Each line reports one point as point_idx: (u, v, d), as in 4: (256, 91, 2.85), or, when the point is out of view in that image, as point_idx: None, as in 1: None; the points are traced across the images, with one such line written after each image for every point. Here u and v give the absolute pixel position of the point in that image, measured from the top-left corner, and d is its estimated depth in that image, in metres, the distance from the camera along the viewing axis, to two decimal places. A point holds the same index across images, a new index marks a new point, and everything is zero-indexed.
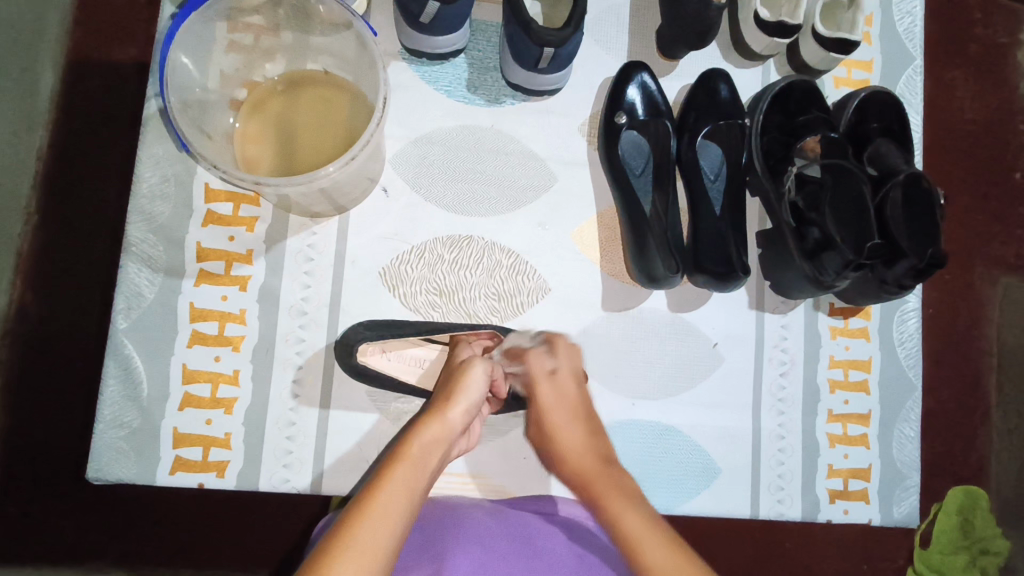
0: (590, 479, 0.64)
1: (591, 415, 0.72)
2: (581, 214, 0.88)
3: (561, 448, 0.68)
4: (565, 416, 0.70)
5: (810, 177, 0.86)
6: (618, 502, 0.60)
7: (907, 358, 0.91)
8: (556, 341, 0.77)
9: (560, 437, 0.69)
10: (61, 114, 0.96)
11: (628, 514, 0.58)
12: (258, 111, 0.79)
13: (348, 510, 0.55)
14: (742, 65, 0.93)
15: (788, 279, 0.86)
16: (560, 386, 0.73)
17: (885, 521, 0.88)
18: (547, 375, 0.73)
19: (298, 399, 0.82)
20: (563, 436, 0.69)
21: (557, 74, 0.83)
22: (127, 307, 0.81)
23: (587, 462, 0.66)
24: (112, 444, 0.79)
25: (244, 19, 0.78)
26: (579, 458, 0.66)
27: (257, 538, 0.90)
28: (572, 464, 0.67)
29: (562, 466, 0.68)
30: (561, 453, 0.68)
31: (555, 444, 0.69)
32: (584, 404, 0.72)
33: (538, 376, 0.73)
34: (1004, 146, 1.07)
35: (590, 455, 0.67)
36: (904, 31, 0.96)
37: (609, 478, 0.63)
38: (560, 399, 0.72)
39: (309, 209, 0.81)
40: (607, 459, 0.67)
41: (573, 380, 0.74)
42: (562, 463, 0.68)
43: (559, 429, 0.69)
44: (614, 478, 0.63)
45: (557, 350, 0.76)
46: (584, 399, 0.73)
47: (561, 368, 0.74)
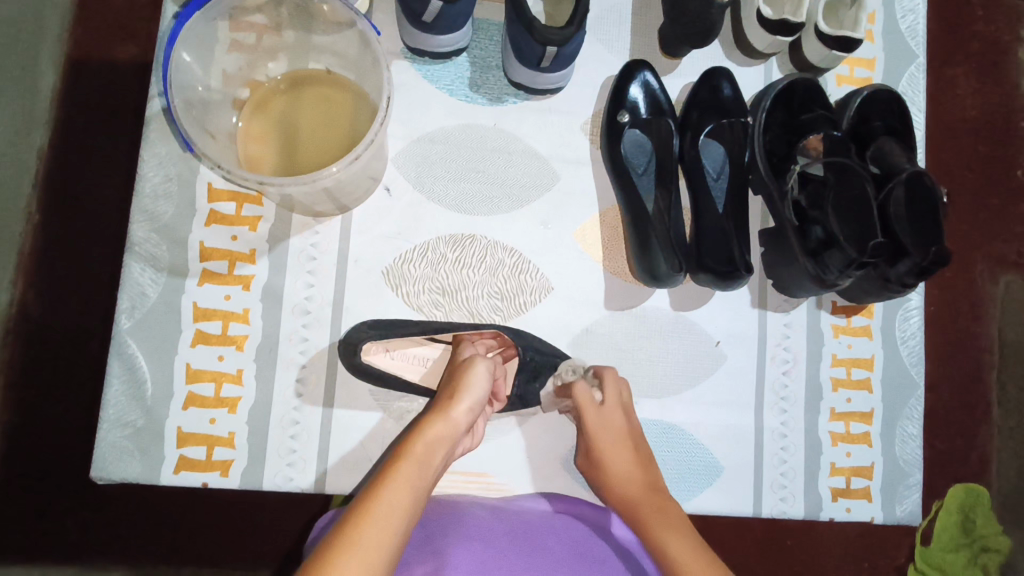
0: (640, 510, 0.71)
1: (639, 443, 0.77)
2: (584, 213, 0.88)
3: (608, 475, 0.74)
4: (614, 446, 0.75)
5: (813, 176, 0.85)
6: (666, 529, 0.68)
7: (910, 357, 0.91)
8: (603, 371, 0.79)
9: (609, 469, 0.74)
10: (63, 113, 0.96)
11: (677, 543, 0.66)
12: (263, 111, 0.79)
13: (352, 509, 0.55)
14: (744, 63, 0.93)
15: (790, 278, 0.86)
16: (608, 419, 0.75)
17: (887, 519, 0.88)
18: (595, 408, 0.75)
19: (302, 398, 0.82)
20: (612, 464, 0.74)
21: (560, 73, 0.83)
22: (130, 307, 0.81)
23: (638, 494, 0.72)
24: (116, 444, 0.79)
25: (247, 18, 0.78)
26: (630, 492, 0.73)
27: (260, 536, 0.90)
28: (620, 491, 0.73)
29: (612, 491, 0.74)
30: (609, 480, 0.74)
31: (604, 474, 0.74)
32: (631, 433, 0.76)
33: (585, 407, 0.75)
34: (1005, 143, 1.07)
35: (638, 484, 0.73)
36: (907, 29, 0.95)
37: (658, 511, 0.70)
38: (608, 430, 0.75)
39: (312, 208, 0.81)
40: (654, 486, 0.73)
41: (620, 411, 0.77)
42: (611, 490, 0.74)
43: (608, 457, 0.74)
44: (664, 509, 0.70)
45: (605, 382, 0.78)
46: (630, 427, 0.77)
47: (609, 400, 0.76)
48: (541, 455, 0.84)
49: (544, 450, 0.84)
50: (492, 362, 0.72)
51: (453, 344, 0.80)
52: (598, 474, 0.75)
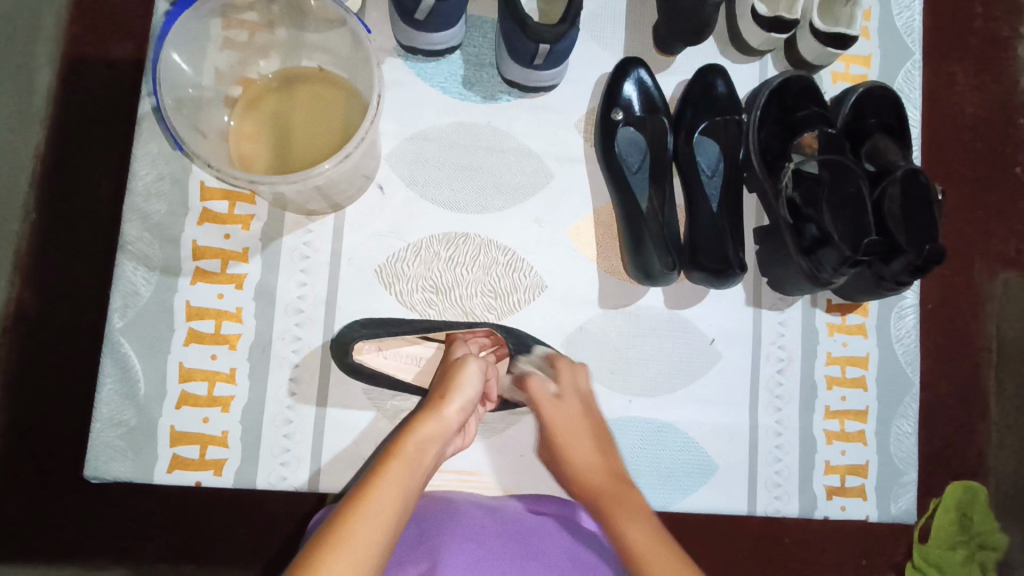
0: (599, 496, 0.67)
1: (599, 430, 0.74)
2: (577, 212, 0.88)
3: (569, 465, 0.71)
4: (573, 435, 0.73)
5: (808, 173, 0.85)
6: (627, 520, 0.63)
7: (905, 355, 0.91)
8: (559, 360, 0.78)
9: (569, 455, 0.72)
10: (57, 112, 0.95)
11: (635, 528, 0.62)
12: (252, 109, 0.78)
13: (342, 507, 0.55)
14: (739, 60, 0.92)
15: (786, 276, 0.86)
16: (564, 407, 0.74)
17: (881, 517, 0.88)
18: (549, 399, 0.74)
19: (295, 398, 0.82)
20: (571, 453, 0.72)
21: (553, 71, 0.83)
22: (123, 306, 0.81)
23: (597, 479, 0.69)
24: (110, 443, 0.79)
25: (239, 16, 0.77)
26: (590, 476, 0.69)
27: (256, 535, 0.90)
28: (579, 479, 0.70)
29: (573, 481, 0.71)
30: (568, 468, 0.71)
31: (565, 462, 0.72)
32: (591, 421, 0.74)
33: (540, 400, 0.74)
34: (1003, 140, 1.06)
35: (598, 469, 0.70)
36: (903, 26, 0.95)
37: (617, 495, 0.67)
38: (564, 420, 0.73)
39: (305, 207, 0.81)
40: (616, 472, 0.70)
41: (577, 398, 0.75)
42: (570, 479, 0.71)
43: (567, 445, 0.72)
44: (624, 493, 0.67)
45: (560, 371, 0.76)
46: (589, 415, 0.75)
47: (564, 392, 0.75)
48: (535, 453, 0.84)
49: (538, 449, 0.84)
50: (484, 361, 0.72)
51: (446, 343, 0.80)
52: (559, 464, 0.72)
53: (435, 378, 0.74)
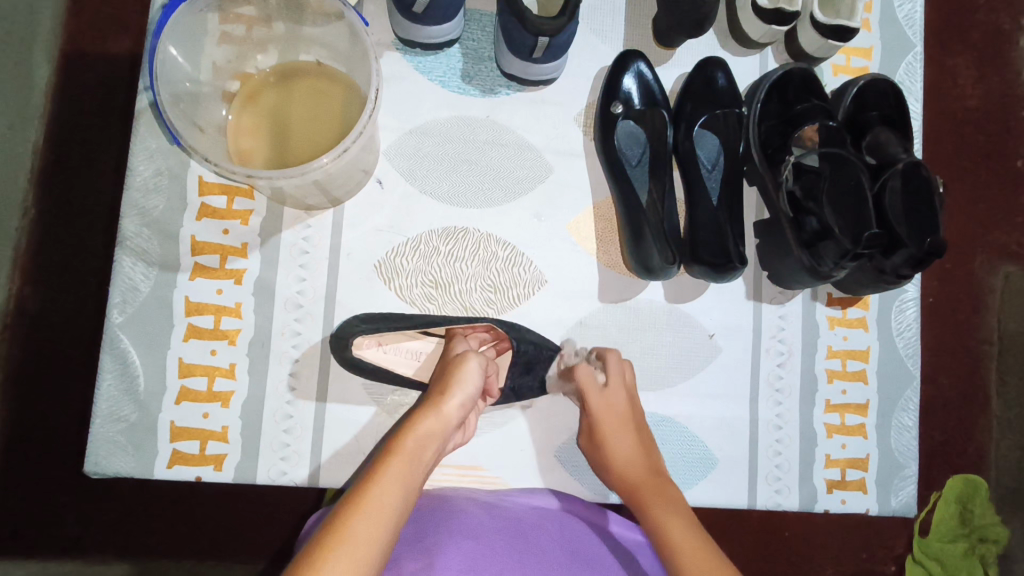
0: (640, 489, 0.70)
1: (640, 423, 0.76)
2: (578, 206, 0.88)
3: (609, 455, 0.73)
4: (616, 426, 0.74)
5: (808, 166, 0.84)
6: (665, 513, 0.66)
7: (906, 348, 0.91)
8: (607, 353, 0.79)
9: (610, 446, 0.73)
10: (56, 107, 0.95)
11: (674, 522, 0.65)
12: (250, 104, 0.78)
13: (343, 504, 0.55)
14: (739, 53, 0.92)
15: (786, 269, 0.86)
16: (610, 398, 0.75)
17: (881, 511, 0.88)
18: (598, 389, 0.75)
19: (295, 393, 0.82)
20: (613, 444, 0.73)
21: (552, 64, 0.82)
22: (123, 302, 0.81)
23: (638, 473, 0.71)
24: (110, 438, 0.79)
25: (236, 10, 0.77)
26: (630, 470, 0.72)
27: (257, 529, 0.90)
28: (619, 470, 0.72)
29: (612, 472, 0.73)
30: (610, 457, 0.73)
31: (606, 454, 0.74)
32: (633, 413, 0.76)
33: (587, 388, 0.75)
34: (1005, 133, 1.06)
35: (637, 463, 0.72)
36: (904, 17, 0.94)
37: (657, 490, 0.69)
38: (612, 409, 0.74)
39: (304, 202, 0.81)
40: (655, 466, 0.72)
41: (623, 390, 0.76)
42: (610, 469, 0.73)
43: (609, 436, 0.74)
44: (662, 488, 0.69)
45: (607, 362, 0.77)
46: (633, 409, 0.76)
47: (613, 382, 0.75)
48: (534, 447, 0.84)
49: (538, 443, 0.84)
50: (483, 357, 0.72)
51: (446, 339, 0.79)
52: (599, 453, 0.74)
53: (435, 374, 0.74)
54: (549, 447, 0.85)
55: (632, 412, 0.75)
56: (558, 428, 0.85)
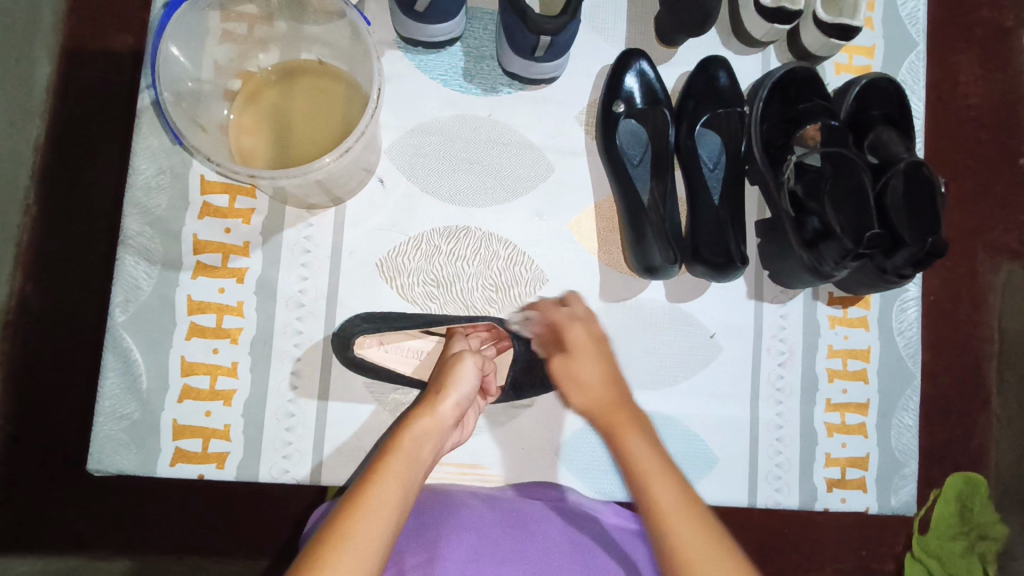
0: (609, 412, 0.66)
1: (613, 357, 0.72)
2: (579, 205, 0.88)
3: (575, 378, 0.69)
4: (589, 351, 0.71)
5: (810, 166, 0.85)
6: (634, 438, 0.62)
7: (907, 348, 0.91)
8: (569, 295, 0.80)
9: (576, 370, 0.69)
10: (58, 104, 0.95)
11: (640, 446, 0.62)
12: (252, 102, 0.78)
13: (343, 504, 0.56)
14: (742, 51, 0.92)
15: (787, 269, 0.85)
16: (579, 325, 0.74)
17: (882, 509, 0.89)
18: (567, 317, 0.74)
19: (297, 391, 0.82)
20: (582, 370, 0.69)
21: (553, 63, 0.82)
22: (125, 300, 0.81)
23: (605, 396, 0.67)
24: (113, 436, 0.80)
25: (238, 9, 0.77)
26: (597, 390, 0.68)
27: (259, 527, 0.91)
28: (585, 394, 0.68)
29: (576, 394, 0.69)
30: (578, 383, 0.69)
31: (570, 377, 0.69)
32: (600, 339, 0.73)
33: (553, 313, 0.76)
34: (1009, 131, 1.06)
35: (605, 392, 0.68)
36: (907, 15, 0.94)
37: (627, 412, 0.66)
38: (586, 335, 0.72)
39: (306, 201, 0.81)
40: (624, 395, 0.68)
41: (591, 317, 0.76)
42: (573, 389, 0.69)
43: (572, 358, 0.70)
44: (630, 409, 0.66)
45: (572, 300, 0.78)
46: (602, 336, 0.74)
47: (579, 309, 0.76)
48: (535, 445, 0.85)
49: (539, 441, 0.85)
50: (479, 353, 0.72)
51: (446, 338, 0.80)
52: (563, 375, 0.70)
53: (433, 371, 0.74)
54: (550, 446, 0.85)
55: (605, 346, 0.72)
56: (559, 427, 0.85)
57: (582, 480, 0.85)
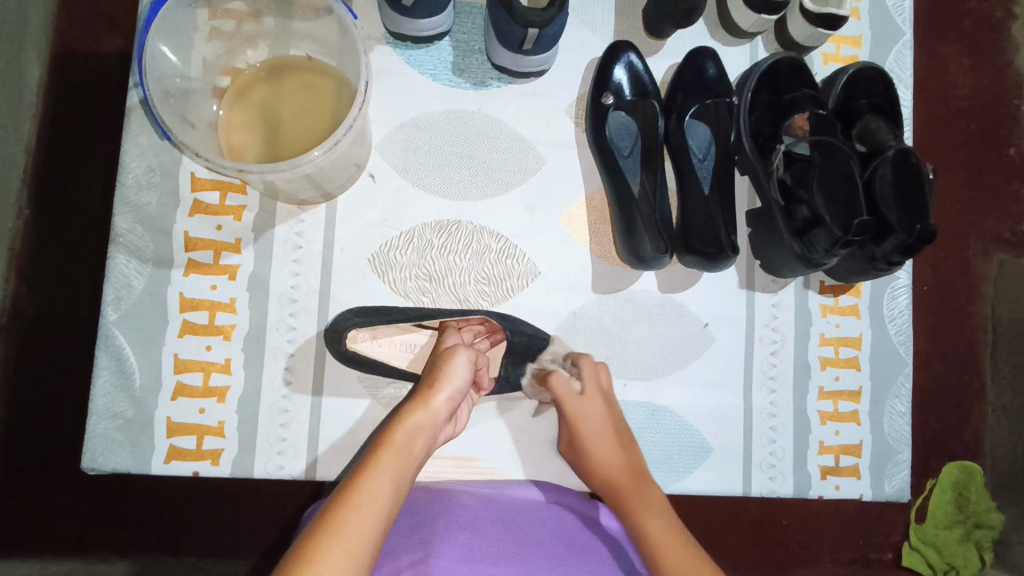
0: (622, 493, 0.73)
1: (623, 431, 0.77)
2: (570, 197, 0.88)
3: (596, 466, 0.75)
4: (598, 432, 0.75)
5: (799, 155, 0.85)
6: (648, 514, 0.69)
7: (898, 335, 0.91)
8: (581, 357, 0.79)
9: (592, 455, 0.75)
10: (49, 105, 0.95)
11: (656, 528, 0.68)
12: (244, 98, 0.78)
13: (333, 500, 0.56)
14: (729, 42, 0.92)
15: (777, 258, 0.86)
16: (588, 406, 0.75)
17: (876, 496, 0.89)
18: (575, 397, 0.75)
19: (290, 387, 0.82)
20: (598, 454, 0.75)
21: (543, 56, 0.83)
22: (117, 298, 0.81)
23: (622, 479, 0.73)
24: (106, 435, 0.79)
25: (225, 5, 0.77)
26: (614, 474, 0.74)
27: (257, 524, 0.91)
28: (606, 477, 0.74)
29: (596, 476, 0.75)
30: (593, 466, 0.75)
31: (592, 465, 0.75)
32: (615, 423, 0.77)
33: (564, 395, 0.75)
34: (998, 121, 1.06)
35: (621, 467, 0.74)
36: (893, 5, 0.95)
37: (639, 492, 0.72)
38: (591, 417, 0.75)
39: (296, 196, 0.81)
40: (637, 468, 0.74)
41: (600, 394, 0.77)
42: (594, 473, 0.75)
43: (592, 450, 0.75)
44: (643, 487, 0.72)
45: (583, 368, 0.77)
46: (612, 412, 0.77)
47: (589, 389, 0.76)
48: (530, 437, 0.85)
49: (532, 435, 0.85)
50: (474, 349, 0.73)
51: (439, 332, 0.79)
52: (585, 461, 0.76)
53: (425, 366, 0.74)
54: (545, 438, 0.85)
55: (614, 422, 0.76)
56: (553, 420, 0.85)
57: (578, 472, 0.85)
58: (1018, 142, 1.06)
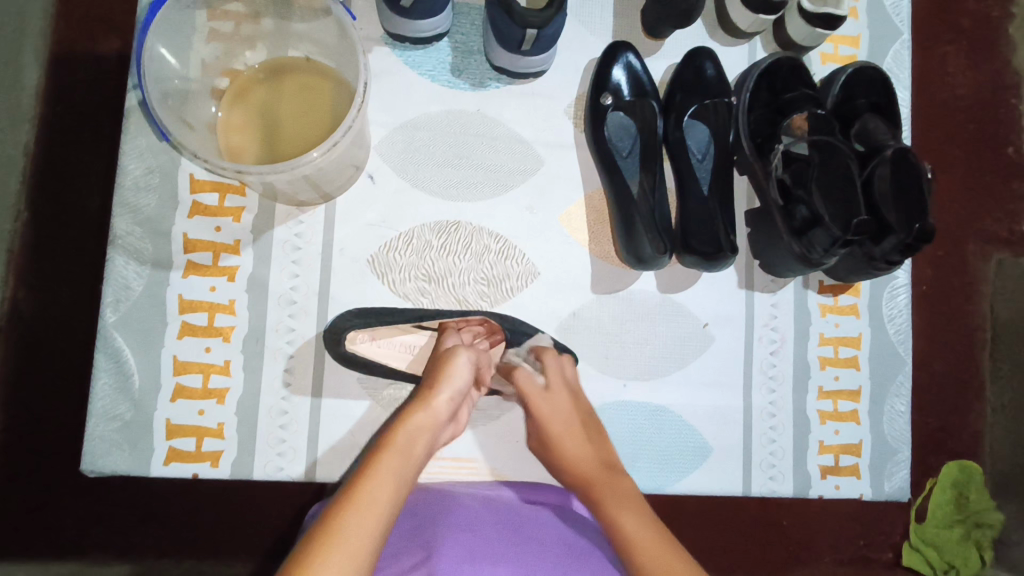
0: (592, 487, 0.69)
1: (590, 425, 0.75)
2: (568, 198, 0.88)
3: (564, 460, 0.73)
4: (561, 428, 0.74)
5: (797, 154, 0.84)
6: (620, 511, 0.65)
7: (897, 334, 0.91)
8: (544, 351, 0.79)
9: (560, 449, 0.73)
10: (47, 108, 0.95)
11: (629, 521, 0.64)
12: (241, 100, 0.78)
13: (335, 501, 0.56)
14: (727, 43, 0.92)
15: (777, 258, 0.86)
16: (552, 399, 0.75)
17: (876, 495, 0.89)
18: (539, 391, 0.76)
19: (290, 388, 0.82)
20: (565, 447, 0.73)
21: (541, 56, 0.83)
22: (116, 300, 0.81)
23: (590, 472, 0.71)
24: (105, 437, 0.79)
25: (223, 7, 0.78)
26: (583, 468, 0.71)
27: (257, 526, 0.91)
28: (574, 473, 0.72)
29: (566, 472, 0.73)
30: (562, 460, 0.73)
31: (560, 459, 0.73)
32: (581, 415, 0.75)
33: (528, 390, 0.76)
34: (996, 120, 1.06)
35: (589, 464, 0.71)
36: (891, 5, 0.95)
37: (609, 485, 0.69)
38: (553, 413, 0.75)
39: (295, 198, 0.81)
40: (608, 463, 0.72)
41: (565, 388, 0.77)
42: (563, 468, 0.73)
43: (559, 442, 0.73)
44: (614, 481, 0.69)
45: (547, 364, 0.77)
46: (578, 405, 0.76)
47: (553, 383, 0.76)
48: None
49: None
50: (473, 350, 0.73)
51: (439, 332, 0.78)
52: (553, 457, 0.74)
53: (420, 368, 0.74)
54: None
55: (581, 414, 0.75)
56: None
57: None
58: (1016, 141, 1.06)
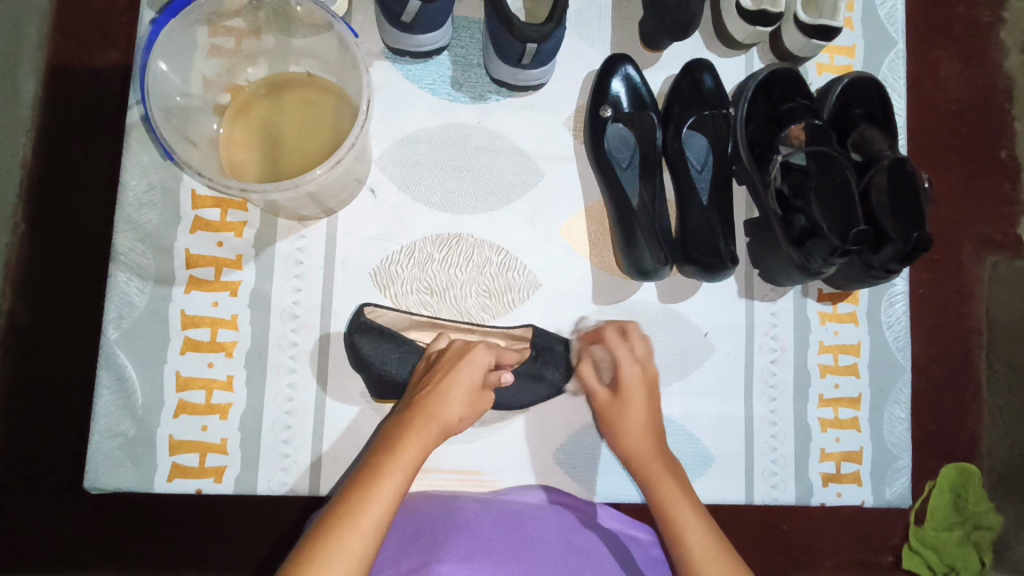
0: (647, 464, 0.73)
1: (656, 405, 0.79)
2: (569, 209, 0.89)
3: (621, 429, 0.76)
4: (639, 394, 0.78)
5: (795, 165, 0.86)
6: (666, 483, 0.70)
7: (896, 341, 0.92)
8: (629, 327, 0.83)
9: (625, 417, 0.76)
10: (44, 121, 0.95)
11: (676, 497, 0.69)
12: (242, 116, 0.78)
13: (333, 510, 0.55)
14: (726, 54, 0.93)
15: (776, 266, 0.87)
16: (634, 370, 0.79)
17: (877, 502, 0.90)
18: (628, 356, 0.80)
19: (293, 403, 0.82)
20: (630, 417, 0.76)
21: (541, 70, 0.83)
22: (118, 317, 0.81)
23: (646, 449, 0.74)
24: (108, 454, 0.79)
25: (226, 23, 0.77)
26: (638, 443, 0.75)
27: (257, 540, 0.90)
28: (628, 444, 0.75)
29: (620, 441, 0.76)
30: (623, 430, 0.76)
31: (618, 428, 0.76)
32: (653, 391, 0.79)
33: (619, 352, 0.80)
34: (989, 125, 1.08)
35: (647, 441, 0.75)
36: (886, 15, 0.96)
37: (663, 464, 0.73)
38: (640, 377, 0.79)
39: (297, 212, 0.81)
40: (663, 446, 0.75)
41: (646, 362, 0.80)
42: (620, 439, 0.76)
43: (625, 410, 0.77)
44: (666, 462, 0.73)
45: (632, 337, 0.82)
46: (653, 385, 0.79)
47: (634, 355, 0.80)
48: (534, 449, 0.85)
49: (537, 446, 0.85)
50: (469, 382, 0.67)
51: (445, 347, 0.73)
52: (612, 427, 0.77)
53: (410, 389, 0.70)
54: (550, 449, 0.85)
55: (653, 390, 0.79)
56: (557, 431, 0.85)
57: (581, 484, 0.85)
58: (1009, 145, 1.08)
